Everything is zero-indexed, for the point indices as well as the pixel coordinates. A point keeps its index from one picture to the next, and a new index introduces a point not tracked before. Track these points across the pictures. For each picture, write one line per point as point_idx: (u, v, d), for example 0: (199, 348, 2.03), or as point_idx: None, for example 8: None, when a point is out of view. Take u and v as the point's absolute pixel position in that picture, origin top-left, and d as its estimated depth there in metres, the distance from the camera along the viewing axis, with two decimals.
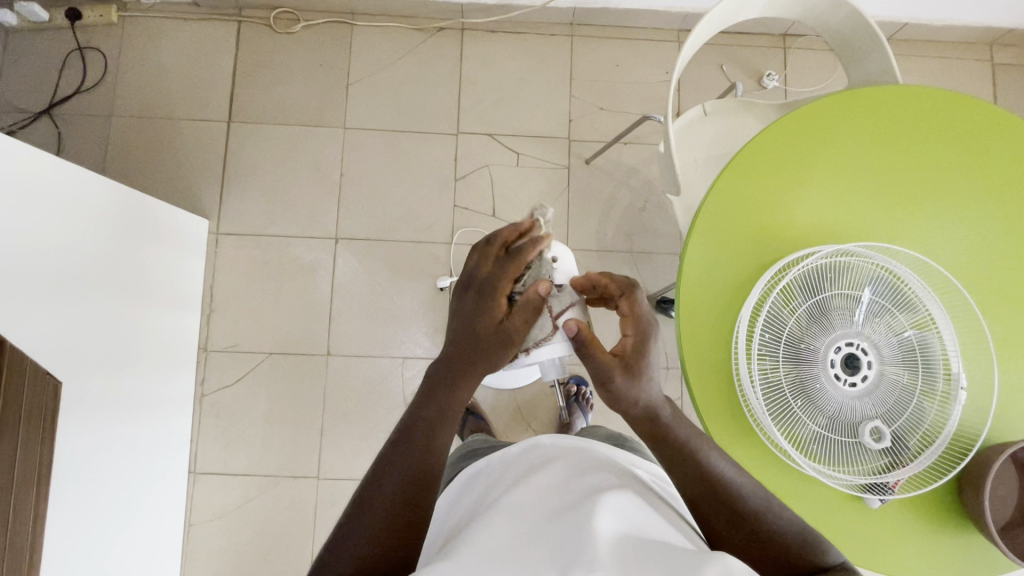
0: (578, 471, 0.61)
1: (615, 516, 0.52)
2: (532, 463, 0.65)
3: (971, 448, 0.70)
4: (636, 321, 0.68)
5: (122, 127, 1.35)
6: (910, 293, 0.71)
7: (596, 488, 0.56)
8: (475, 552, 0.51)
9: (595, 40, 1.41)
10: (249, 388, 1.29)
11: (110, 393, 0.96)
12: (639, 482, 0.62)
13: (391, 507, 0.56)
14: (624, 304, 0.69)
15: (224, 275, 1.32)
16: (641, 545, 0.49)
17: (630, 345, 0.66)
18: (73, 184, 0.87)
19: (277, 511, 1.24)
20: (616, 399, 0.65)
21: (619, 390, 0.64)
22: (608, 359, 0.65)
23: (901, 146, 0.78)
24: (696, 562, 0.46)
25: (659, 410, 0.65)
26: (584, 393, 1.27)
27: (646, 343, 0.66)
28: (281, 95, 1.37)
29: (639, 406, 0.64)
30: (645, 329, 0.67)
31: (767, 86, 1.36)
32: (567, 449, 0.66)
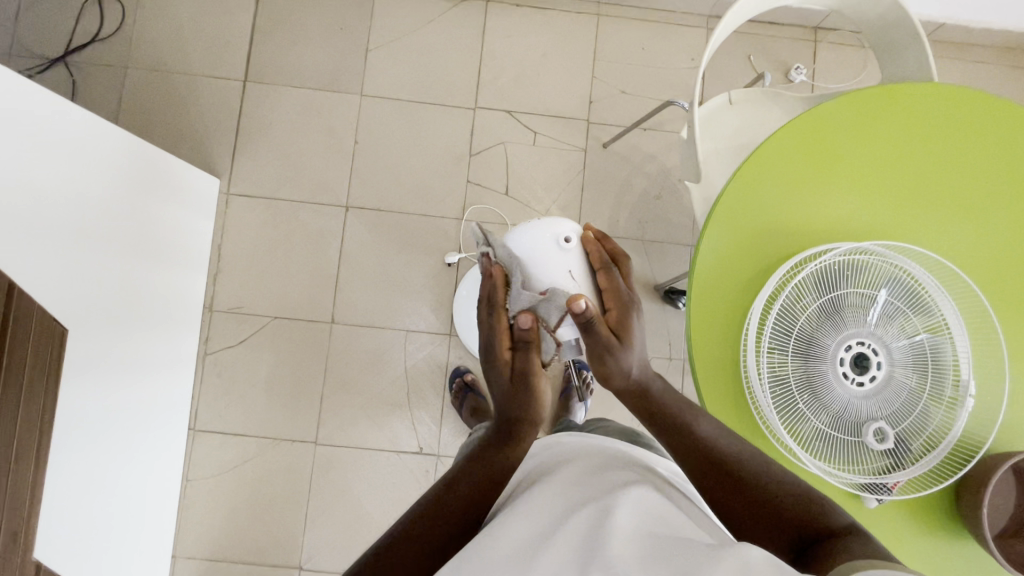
0: (598, 465, 0.61)
1: (633, 514, 0.52)
2: (549, 456, 0.65)
3: (974, 454, 0.70)
4: (616, 293, 0.68)
5: (137, 79, 1.33)
6: (927, 296, 0.70)
7: (613, 485, 0.57)
8: (495, 548, 0.51)
9: (622, 21, 1.38)
10: (252, 350, 1.29)
11: (111, 348, 0.95)
12: (659, 478, 0.62)
13: (426, 539, 0.58)
14: (600, 278, 0.68)
15: (233, 236, 1.31)
16: (660, 540, 0.49)
17: (614, 319, 0.67)
18: (86, 130, 0.86)
19: (274, 473, 1.26)
20: (608, 374, 0.68)
21: (611, 363, 0.67)
22: (608, 338, 0.65)
23: (929, 147, 0.76)
24: (713, 550, 0.46)
25: (649, 382, 0.69)
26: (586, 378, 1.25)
27: (630, 315, 0.68)
28: (299, 57, 1.35)
29: (631, 381, 0.68)
30: (627, 300, 0.68)
31: (794, 81, 1.32)
32: (586, 446, 0.66)
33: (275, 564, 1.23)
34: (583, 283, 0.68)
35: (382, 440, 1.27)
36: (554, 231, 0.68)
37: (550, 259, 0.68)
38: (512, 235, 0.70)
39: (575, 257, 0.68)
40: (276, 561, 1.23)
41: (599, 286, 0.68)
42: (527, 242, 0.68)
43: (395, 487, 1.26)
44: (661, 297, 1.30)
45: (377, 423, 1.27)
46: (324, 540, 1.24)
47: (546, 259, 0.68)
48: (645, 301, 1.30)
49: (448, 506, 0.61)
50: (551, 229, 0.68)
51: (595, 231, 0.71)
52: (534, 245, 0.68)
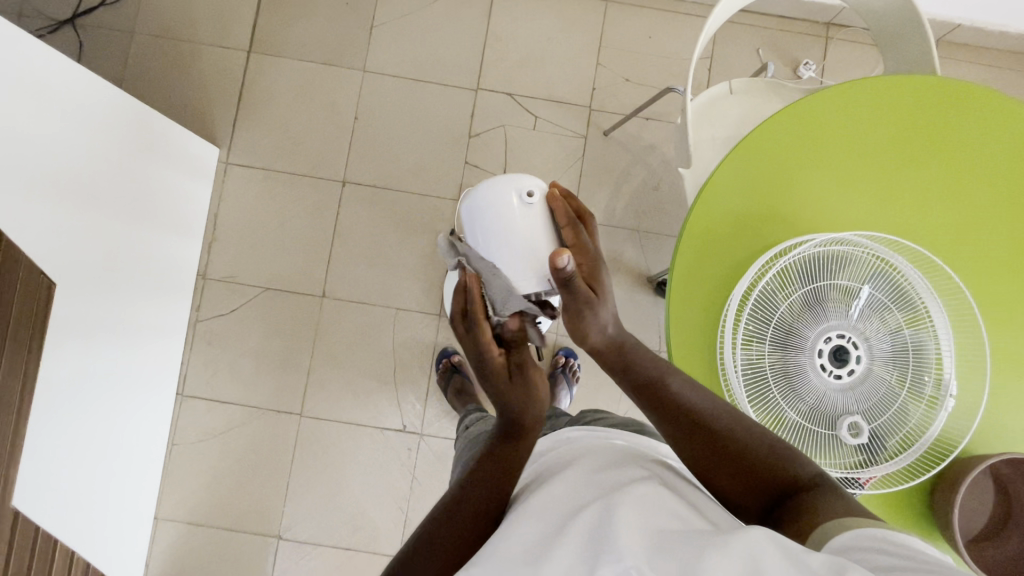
0: (603, 462, 0.58)
1: (640, 507, 0.49)
2: (554, 457, 0.62)
3: (949, 453, 0.69)
4: (583, 249, 0.68)
5: (142, 45, 1.34)
6: (911, 289, 0.69)
7: (617, 482, 0.54)
8: (501, 554, 0.48)
9: (630, 9, 1.36)
10: (244, 319, 1.30)
11: (102, 307, 0.96)
12: (665, 467, 0.59)
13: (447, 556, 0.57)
14: (567, 233, 0.69)
15: (230, 205, 1.32)
16: (667, 532, 0.47)
17: (586, 272, 0.67)
18: (86, 89, 0.86)
19: (258, 442, 1.27)
20: (585, 330, 0.66)
21: (589, 317, 0.65)
22: (587, 292, 0.64)
23: (925, 143, 0.74)
24: (724, 536, 0.44)
25: (624, 338, 0.68)
26: (572, 366, 1.25)
27: (601, 269, 0.67)
28: (303, 31, 1.35)
29: (608, 337, 0.67)
30: (595, 255, 0.68)
31: (802, 76, 1.30)
32: (593, 442, 0.63)
33: (255, 533, 1.24)
34: (545, 233, 0.71)
35: (367, 416, 1.28)
36: (511, 185, 0.71)
37: (515, 214, 0.71)
38: (478, 189, 0.73)
39: (536, 210, 0.71)
40: (255, 530, 1.24)
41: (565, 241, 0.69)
42: (491, 194, 0.71)
43: (377, 464, 1.27)
44: (653, 289, 1.29)
45: (362, 398, 1.28)
46: (303, 512, 1.25)
47: (509, 213, 0.70)
48: (637, 291, 1.29)
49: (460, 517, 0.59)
50: (514, 184, 0.71)
51: (562, 188, 0.72)
52: (495, 201, 0.71)
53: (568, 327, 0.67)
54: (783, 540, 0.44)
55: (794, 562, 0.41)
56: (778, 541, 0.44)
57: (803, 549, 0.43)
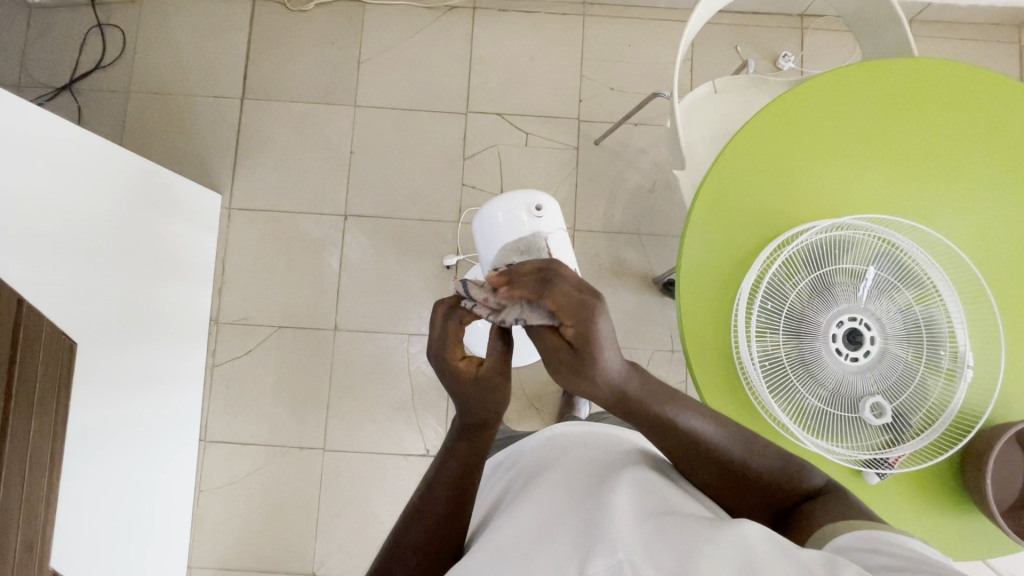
0: (596, 451, 0.60)
1: (632, 494, 0.51)
2: (546, 451, 0.63)
3: (974, 426, 0.69)
4: (566, 305, 0.53)
5: (138, 103, 1.37)
6: (916, 266, 0.70)
7: (607, 475, 0.55)
8: (499, 543, 0.50)
9: (608, 20, 1.40)
10: (259, 360, 1.31)
11: (118, 359, 0.97)
12: (655, 460, 0.61)
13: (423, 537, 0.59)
14: (545, 298, 0.54)
15: (236, 249, 1.34)
16: (657, 520, 0.48)
17: (572, 331, 0.53)
18: (92, 153, 0.90)
19: (284, 480, 1.27)
20: (578, 384, 0.57)
21: (575, 375, 0.56)
22: (554, 345, 0.55)
23: (915, 123, 0.76)
24: (715, 532, 0.45)
25: (627, 386, 0.58)
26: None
27: (591, 326, 0.52)
28: (293, 73, 1.38)
29: (604, 389, 0.57)
30: (580, 307, 0.53)
31: (782, 68, 1.33)
32: (589, 434, 0.65)
33: (288, 572, 1.24)
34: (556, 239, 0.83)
35: (389, 444, 1.28)
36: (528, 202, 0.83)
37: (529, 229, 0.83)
38: (493, 204, 0.83)
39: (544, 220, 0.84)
40: (289, 569, 1.24)
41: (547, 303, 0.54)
42: (506, 207, 0.82)
43: (403, 491, 1.27)
44: (659, 290, 1.30)
45: (383, 427, 1.29)
46: (335, 546, 1.25)
47: (522, 222, 0.83)
48: (643, 294, 1.30)
49: (430, 507, 0.61)
50: (525, 199, 0.83)
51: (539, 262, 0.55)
52: (513, 217, 0.82)
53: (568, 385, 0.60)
54: (777, 536, 0.45)
55: (786, 556, 0.42)
56: (769, 538, 0.44)
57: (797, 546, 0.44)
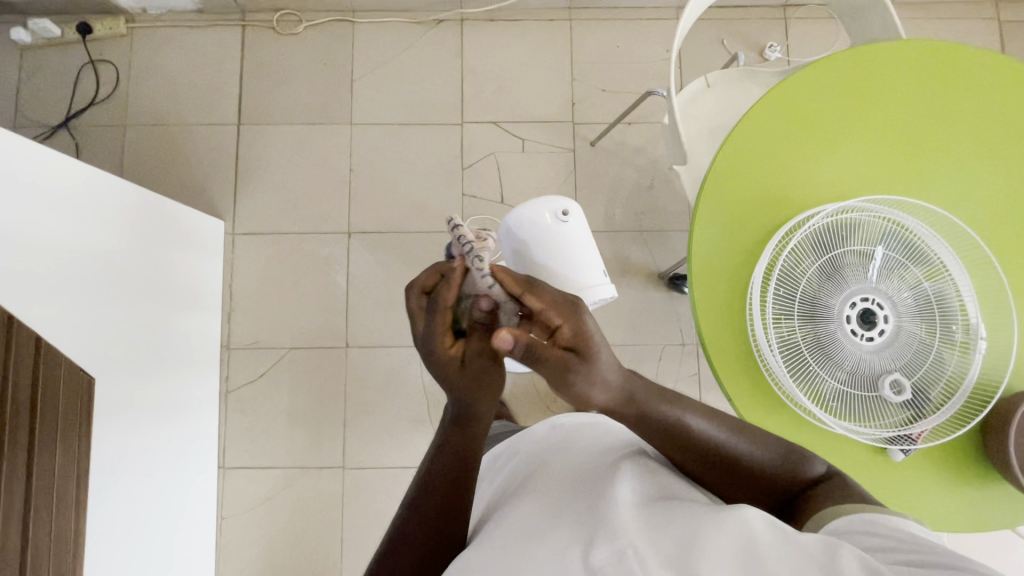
0: (594, 445, 0.62)
1: (633, 487, 0.53)
2: (548, 444, 0.65)
3: (993, 395, 0.70)
4: (554, 306, 0.57)
5: (135, 135, 1.38)
6: (921, 243, 0.71)
7: (609, 463, 0.57)
8: (505, 539, 0.51)
9: (596, 23, 1.42)
10: (272, 383, 1.31)
11: (134, 391, 0.96)
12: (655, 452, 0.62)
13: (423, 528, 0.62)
14: (529, 299, 0.59)
15: (242, 274, 1.35)
16: (659, 510, 0.50)
17: (566, 333, 0.56)
18: (86, 185, 0.88)
19: (306, 501, 1.27)
20: (585, 394, 0.57)
21: (580, 383, 0.56)
22: (559, 359, 0.54)
23: (911, 103, 0.78)
24: (716, 515, 0.46)
25: (632, 392, 0.58)
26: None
27: (581, 321, 0.56)
28: (288, 95, 1.39)
29: (610, 396, 0.57)
30: (568, 304, 0.57)
31: (769, 59, 1.36)
32: (585, 428, 0.67)
33: None
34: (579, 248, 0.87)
35: (408, 458, 1.28)
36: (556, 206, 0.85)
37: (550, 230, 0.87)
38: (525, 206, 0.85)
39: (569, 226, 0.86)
40: None
41: (533, 306, 0.58)
42: (536, 212, 0.84)
43: None
44: (665, 285, 1.31)
45: (401, 441, 1.29)
46: (361, 564, 1.24)
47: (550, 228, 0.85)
48: (650, 290, 1.31)
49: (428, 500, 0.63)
50: (553, 204, 0.85)
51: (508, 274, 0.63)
52: (542, 220, 0.85)
53: (568, 399, 0.58)
54: (779, 523, 0.45)
55: (786, 537, 0.43)
56: (771, 522, 0.45)
57: (795, 530, 0.44)
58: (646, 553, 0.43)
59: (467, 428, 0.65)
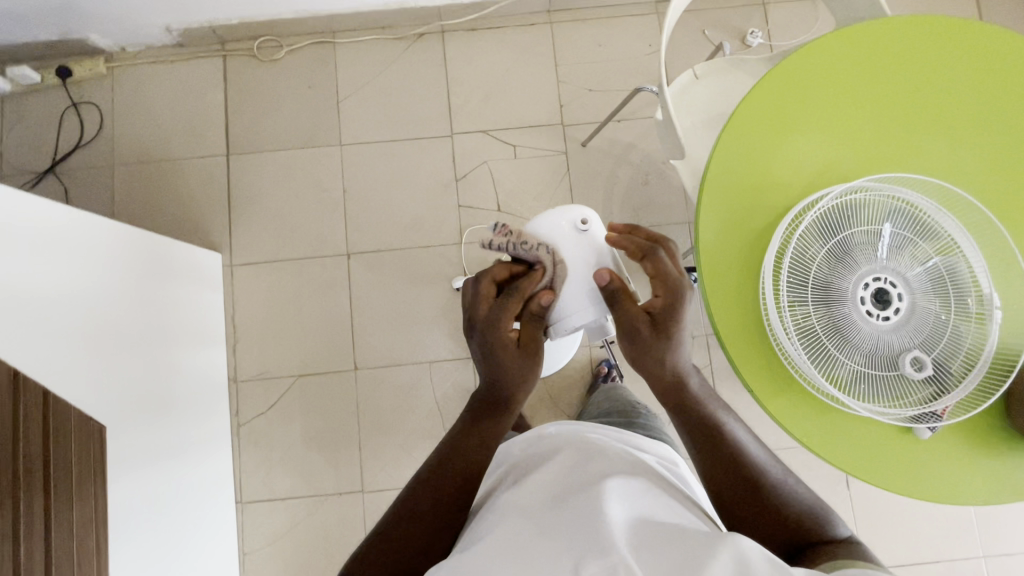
0: (583, 453, 0.63)
1: (623, 503, 0.54)
2: (540, 450, 0.66)
3: (1017, 362, 0.70)
4: (663, 281, 0.70)
5: (124, 174, 1.37)
6: (929, 220, 0.71)
7: (602, 473, 0.58)
8: (489, 542, 0.52)
9: (576, 25, 1.42)
10: (284, 412, 1.30)
11: (145, 433, 0.95)
12: (644, 466, 0.64)
13: (411, 529, 0.62)
14: (647, 264, 0.72)
15: (244, 305, 1.33)
16: (649, 531, 0.51)
17: (659, 304, 0.69)
18: (75, 231, 0.86)
19: (328, 529, 1.25)
20: (645, 360, 0.70)
21: (647, 348, 0.68)
22: (636, 313, 0.70)
23: (903, 78, 0.78)
24: (709, 544, 0.47)
25: (686, 378, 0.70)
26: (613, 374, 1.26)
27: (677, 300, 0.68)
28: (274, 121, 1.39)
29: (667, 371, 0.69)
30: (674, 285, 0.69)
31: (752, 45, 1.36)
32: (573, 436, 0.68)
33: None
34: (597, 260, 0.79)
35: None
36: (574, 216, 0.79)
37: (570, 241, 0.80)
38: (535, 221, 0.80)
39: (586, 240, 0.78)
40: None
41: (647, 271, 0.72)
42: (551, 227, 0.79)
43: None
44: None
45: (418, 459, 1.27)
46: None
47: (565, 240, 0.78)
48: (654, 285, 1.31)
49: (419, 501, 0.64)
50: (567, 216, 0.79)
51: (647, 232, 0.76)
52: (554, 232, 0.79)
53: (631, 360, 0.72)
54: (772, 557, 0.46)
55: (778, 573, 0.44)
56: (763, 554, 0.46)
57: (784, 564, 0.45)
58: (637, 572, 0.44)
59: (495, 416, 0.71)
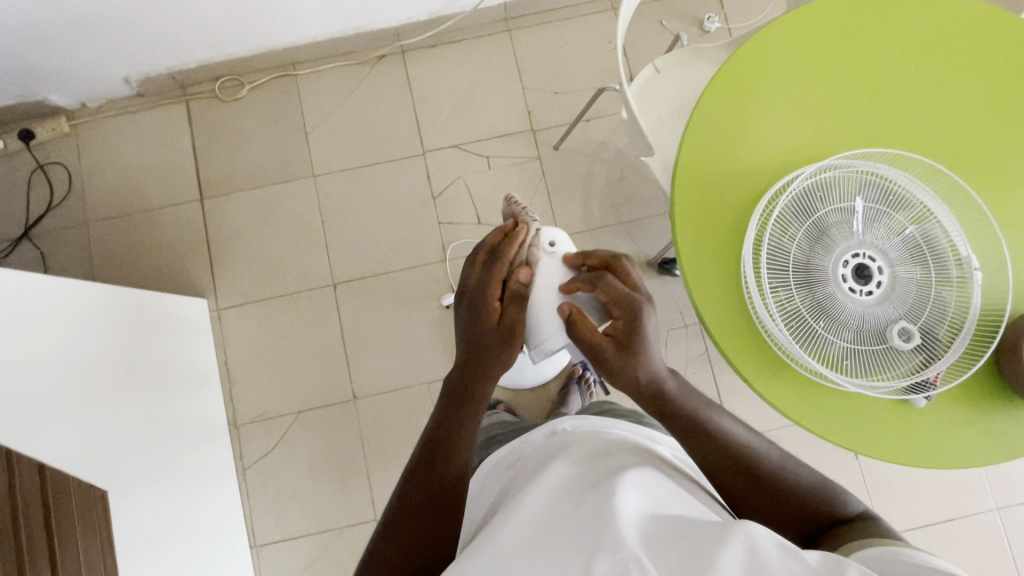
0: (593, 453, 0.62)
1: (636, 496, 0.52)
2: (552, 447, 0.66)
3: (1001, 320, 0.71)
4: (620, 303, 0.69)
5: (100, 230, 1.36)
6: (902, 191, 0.72)
7: (612, 469, 0.57)
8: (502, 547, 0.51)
9: (535, 29, 1.42)
10: (288, 450, 1.29)
11: (149, 489, 0.94)
12: (654, 457, 0.63)
13: (408, 529, 0.64)
14: (601, 291, 0.70)
15: (235, 347, 1.32)
16: (664, 527, 0.48)
17: (621, 326, 0.68)
18: (52, 298, 0.85)
19: (345, 562, 1.24)
20: (619, 378, 0.69)
21: (618, 368, 0.68)
22: (601, 342, 0.68)
23: (859, 52, 0.78)
24: (723, 534, 0.43)
25: (664, 384, 0.68)
26: (587, 376, 1.22)
27: (637, 319, 0.67)
28: (245, 160, 1.38)
29: (643, 382, 0.68)
30: (631, 305, 0.68)
31: (710, 30, 1.37)
32: (585, 433, 0.67)
33: None
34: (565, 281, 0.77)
35: None
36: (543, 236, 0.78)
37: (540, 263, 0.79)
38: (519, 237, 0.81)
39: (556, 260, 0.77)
40: None
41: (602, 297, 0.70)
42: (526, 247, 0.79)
43: None
44: (657, 270, 1.31)
45: None
46: None
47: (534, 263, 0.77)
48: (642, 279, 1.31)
49: (412, 498, 0.65)
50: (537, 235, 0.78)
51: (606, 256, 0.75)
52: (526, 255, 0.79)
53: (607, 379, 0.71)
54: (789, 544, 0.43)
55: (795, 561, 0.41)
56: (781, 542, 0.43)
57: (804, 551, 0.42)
58: (650, 564, 0.42)
59: (472, 403, 0.72)
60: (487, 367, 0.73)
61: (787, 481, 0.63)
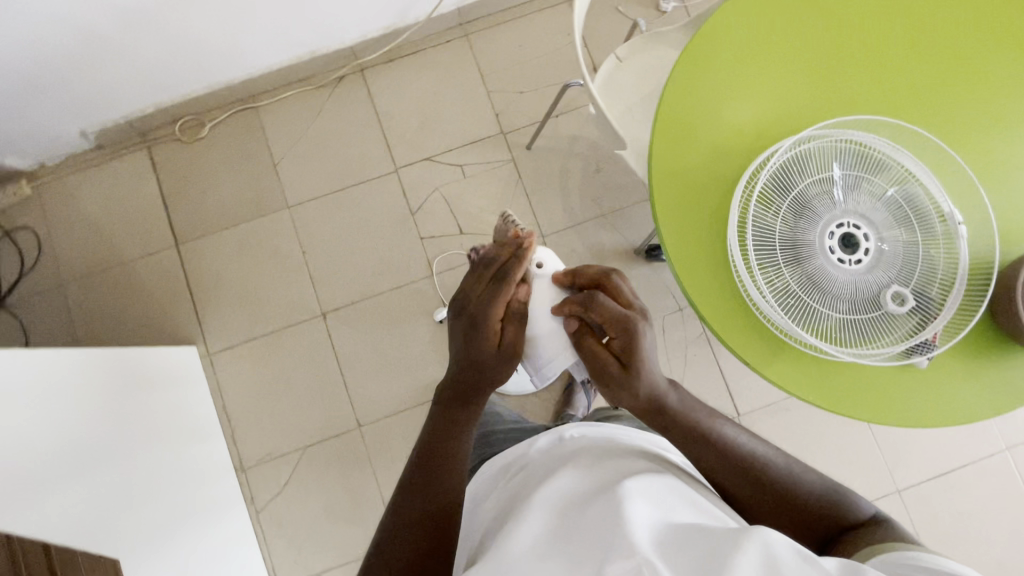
0: (601, 459, 0.60)
1: (648, 504, 0.50)
2: (558, 454, 0.64)
3: (991, 271, 0.71)
4: (614, 322, 0.68)
5: (77, 291, 1.33)
6: (881, 156, 0.71)
7: (622, 475, 0.55)
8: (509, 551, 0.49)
9: (491, 31, 1.40)
10: (299, 487, 1.27)
11: (161, 547, 0.91)
12: (661, 463, 0.61)
13: (408, 535, 0.62)
14: (595, 312, 0.69)
15: (231, 391, 1.30)
16: (675, 532, 0.46)
17: (617, 345, 0.68)
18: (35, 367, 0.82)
19: None
20: (619, 395, 0.69)
21: (618, 386, 0.68)
22: (603, 361, 0.68)
23: (819, 20, 0.78)
24: (737, 537, 0.42)
25: (665, 398, 0.68)
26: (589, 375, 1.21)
27: (633, 338, 0.67)
28: (216, 199, 1.35)
29: (643, 398, 0.67)
30: (625, 322, 0.67)
31: (667, 10, 1.36)
32: (594, 440, 0.65)
33: None
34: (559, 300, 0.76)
35: None
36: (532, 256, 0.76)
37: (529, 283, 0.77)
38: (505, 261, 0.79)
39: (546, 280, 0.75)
40: None
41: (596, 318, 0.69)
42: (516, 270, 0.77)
43: None
44: (645, 258, 1.30)
45: None
46: None
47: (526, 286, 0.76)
48: (631, 269, 1.31)
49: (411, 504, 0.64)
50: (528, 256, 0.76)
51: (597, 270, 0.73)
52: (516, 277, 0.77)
53: (607, 395, 0.71)
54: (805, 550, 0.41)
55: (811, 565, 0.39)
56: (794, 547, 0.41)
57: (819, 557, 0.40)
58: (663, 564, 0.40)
59: (467, 407, 0.72)
60: (486, 375, 0.72)
61: (794, 487, 0.63)
